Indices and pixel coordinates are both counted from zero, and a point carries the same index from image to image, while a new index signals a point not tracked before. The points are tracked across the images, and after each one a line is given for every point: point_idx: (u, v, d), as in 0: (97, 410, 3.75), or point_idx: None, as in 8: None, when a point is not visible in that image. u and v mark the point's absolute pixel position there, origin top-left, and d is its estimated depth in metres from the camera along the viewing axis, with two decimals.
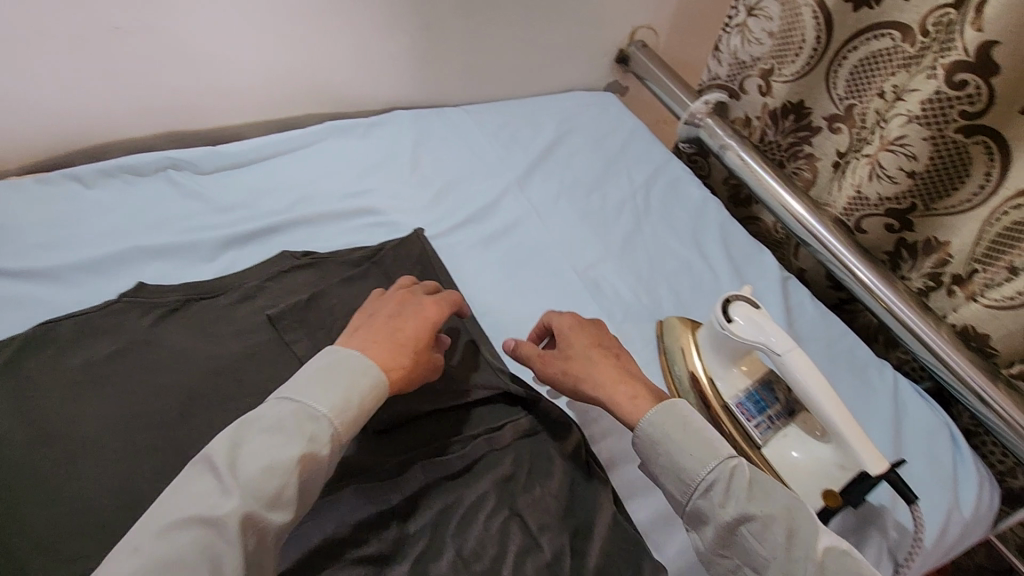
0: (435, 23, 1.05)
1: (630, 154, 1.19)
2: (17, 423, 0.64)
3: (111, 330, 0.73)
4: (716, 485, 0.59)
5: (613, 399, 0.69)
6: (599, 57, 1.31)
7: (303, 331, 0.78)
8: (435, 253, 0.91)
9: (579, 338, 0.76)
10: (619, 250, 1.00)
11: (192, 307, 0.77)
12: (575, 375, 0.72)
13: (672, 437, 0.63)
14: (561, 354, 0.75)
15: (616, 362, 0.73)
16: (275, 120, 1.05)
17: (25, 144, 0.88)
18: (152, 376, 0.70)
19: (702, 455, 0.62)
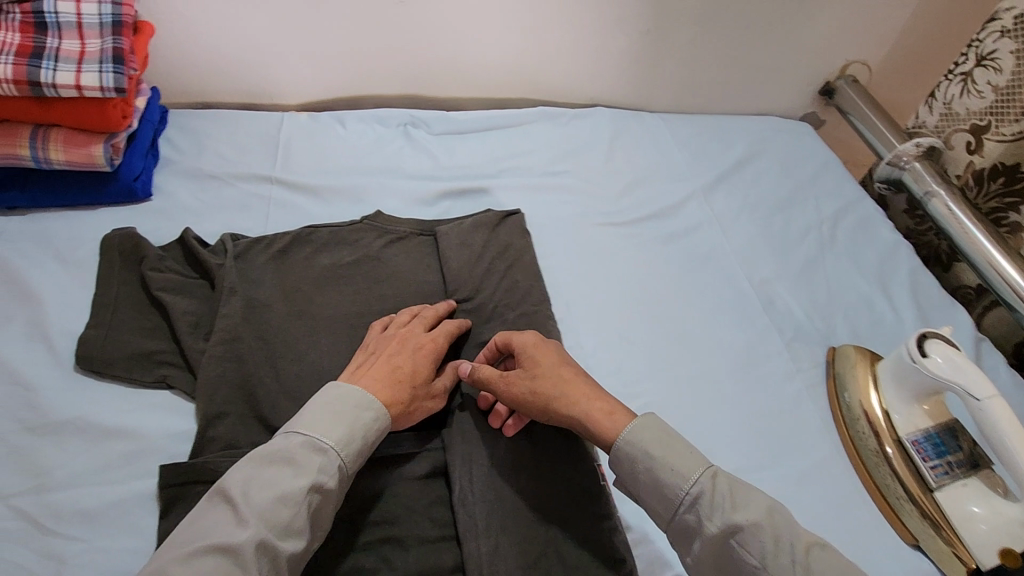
0: (655, 29, 1.12)
1: (820, 185, 1.17)
2: (279, 296, 0.78)
3: (352, 243, 0.87)
4: (698, 497, 0.58)
5: (591, 422, 0.65)
6: (804, 86, 1.30)
7: (501, 269, 0.85)
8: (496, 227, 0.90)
9: (547, 357, 0.70)
10: (798, 273, 0.99)
11: (414, 239, 0.90)
12: (552, 393, 0.67)
13: (654, 456, 0.61)
14: (529, 372, 0.69)
15: (580, 382, 0.68)
16: (494, 100, 1.18)
17: (307, 86, 1.08)
18: (378, 286, 0.83)
19: (686, 463, 0.60)
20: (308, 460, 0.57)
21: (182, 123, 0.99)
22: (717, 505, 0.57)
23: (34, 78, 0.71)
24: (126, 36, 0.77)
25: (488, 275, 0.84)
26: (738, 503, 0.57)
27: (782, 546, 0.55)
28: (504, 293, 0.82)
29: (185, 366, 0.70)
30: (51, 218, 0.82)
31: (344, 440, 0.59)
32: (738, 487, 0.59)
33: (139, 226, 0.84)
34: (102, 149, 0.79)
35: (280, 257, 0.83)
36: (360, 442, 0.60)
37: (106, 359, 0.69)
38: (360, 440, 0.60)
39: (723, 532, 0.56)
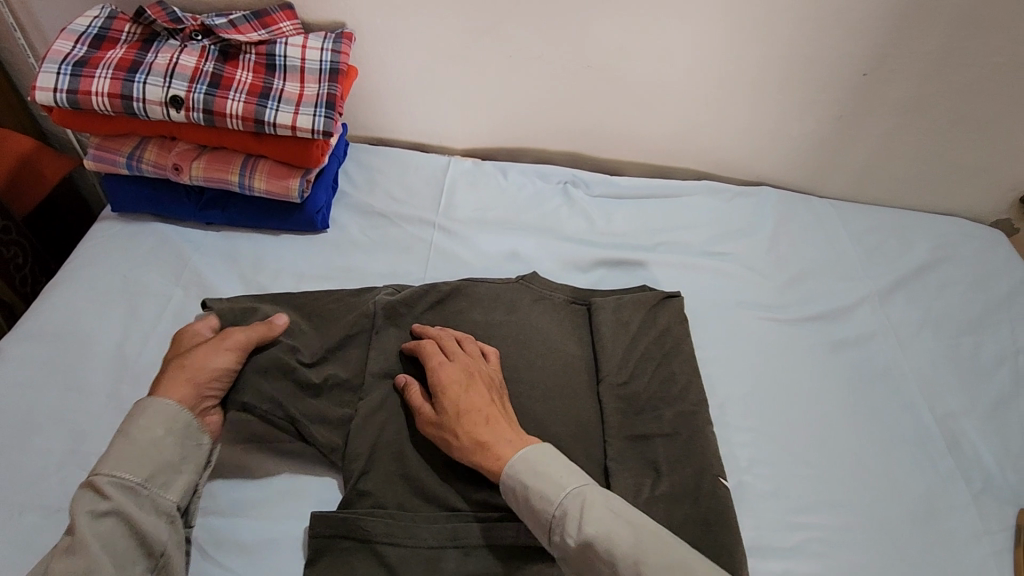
0: (846, 114, 1.04)
1: (1018, 307, 1.03)
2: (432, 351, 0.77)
3: (505, 302, 0.84)
4: (565, 516, 0.59)
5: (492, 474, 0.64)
6: (1006, 190, 1.16)
7: (655, 357, 0.81)
8: (652, 316, 0.85)
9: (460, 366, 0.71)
10: (990, 412, 0.87)
11: (567, 308, 0.86)
12: (473, 446, 0.65)
13: (532, 483, 0.61)
14: (444, 418, 0.67)
15: (490, 428, 0.66)
16: (654, 165, 1.15)
17: (476, 133, 1.10)
18: (528, 352, 0.79)
19: (552, 483, 0.61)
20: (105, 500, 0.58)
21: (359, 157, 1.04)
22: (574, 520, 0.59)
23: (260, 116, 0.77)
24: (340, 83, 0.82)
25: (642, 361, 0.80)
26: (588, 517, 0.59)
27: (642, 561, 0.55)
28: (658, 386, 0.78)
29: (341, 422, 0.71)
30: (240, 238, 0.88)
31: (141, 451, 0.62)
32: (600, 502, 0.60)
33: (314, 256, 0.88)
34: (298, 183, 0.83)
35: (436, 309, 0.83)
36: (144, 457, 0.61)
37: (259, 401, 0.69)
38: (163, 425, 0.64)
39: (580, 549, 0.58)
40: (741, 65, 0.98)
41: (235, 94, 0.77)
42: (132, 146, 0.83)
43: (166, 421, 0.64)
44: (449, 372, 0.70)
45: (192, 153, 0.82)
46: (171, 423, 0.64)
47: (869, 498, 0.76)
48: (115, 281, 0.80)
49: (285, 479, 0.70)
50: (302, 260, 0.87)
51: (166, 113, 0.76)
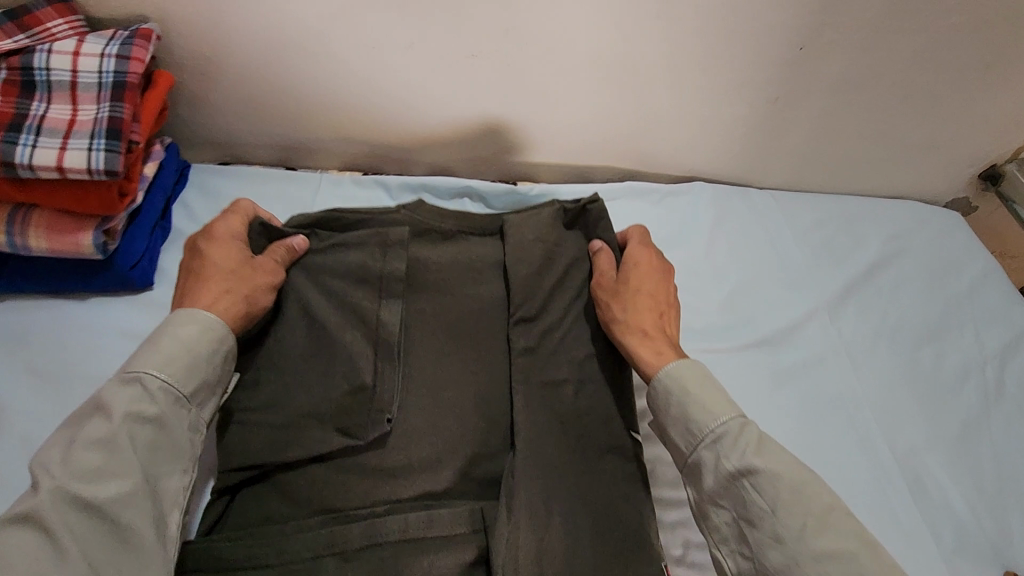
0: (785, 95, 0.89)
1: (981, 303, 0.92)
2: (309, 427, 0.66)
3: (401, 352, 0.70)
4: (722, 436, 0.59)
5: (637, 359, 0.69)
6: (963, 168, 1.04)
7: (579, 429, 0.67)
8: (577, 364, 0.71)
9: (643, 273, 0.76)
10: (957, 441, 0.76)
11: (476, 352, 0.72)
12: (633, 324, 0.70)
13: (691, 389, 0.63)
14: (619, 287, 0.74)
15: (649, 318, 0.72)
16: (572, 165, 0.98)
17: (354, 139, 0.91)
18: (424, 415, 0.67)
19: (705, 403, 0.62)
20: (154, 407, 0.57)
21: (205, 183, 0.84)
22: (738, 445, 0.58)
23: (9, 157, 0.57)
24: (128, 101, 0.62)
25: (564, 435, 0.66)
26: (752, 448, 0.58)
27: (801, 501, 0.55)
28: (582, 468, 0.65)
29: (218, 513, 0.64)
30: (35, 310, 0.68)
31: (168, 357, 0.59)
32: (765, 441, 0.59)
33: (137, 323, 0.69)
34: (93, 237, 0.64)
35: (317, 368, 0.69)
36: (183, 354, 0.60)
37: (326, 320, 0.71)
38: (208, 353, 0.62)
39: (728, 480, 0.57)
40: (662, 43, 0.80)
41: None
42: None
43: (197, 320, 0.63)
44: (645, 262, 0.77)
45: None
46: (206, 326, 0.63)
47: None
48: None
49: None
50: (122, 331, 0.68)
51: None
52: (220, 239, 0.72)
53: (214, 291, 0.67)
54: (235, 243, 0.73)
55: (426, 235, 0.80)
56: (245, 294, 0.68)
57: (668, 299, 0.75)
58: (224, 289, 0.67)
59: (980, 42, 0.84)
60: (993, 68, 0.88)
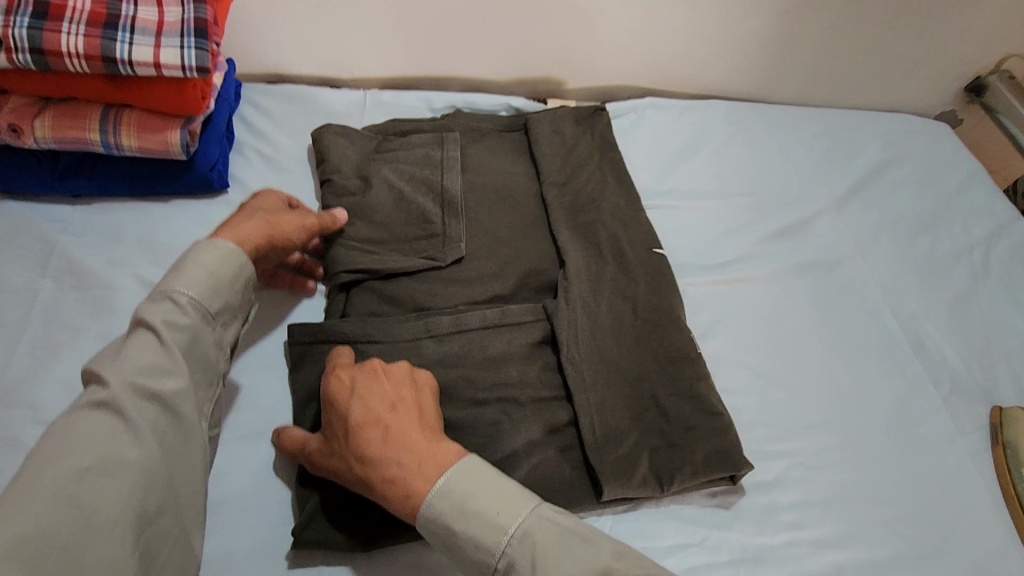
0: (794, 8, 0.97)
1: (968, 200, 1.02)
2: (385, 287, 0.73)
3: (462, 226, 0.79)
4: (508, 569, 0.52)
5: (389, 483, 0.55)
6: (950, 81, 1.13)
7: (618, 295, 0.75)
8: (619, 231, 0.81)
9: (361, 401, 0.58)
10: (949, 311, 0.86)
11: (528, 229, 0.81)
12: (378, 466, 0.55)
13: (463, 519, 0.53)
14: (338, 425, 0.58)
15: (376, 443, 0.56)
16: (596, 85, 1.05)
17: (394, 59, 0.96)
18: (488, 277, 0.75)
19: (483, 527, 0.53)
20: (188, 317, 0.57)
21: (258, 101, 0.88)
22: (527, 572, 0.51)
23: (109, 53, 0.61)
24: (209, 4, 0.66)
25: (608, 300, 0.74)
26: (539, 566, 0.51)
27: None
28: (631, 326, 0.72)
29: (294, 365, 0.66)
30: (120, 210, 0.72)
31: (196, 277, 0.60)
32: (550, 531, 0.53)
33: (216, 223, 0.74)
34: (180, 135, 0.69)
35: (387, 242, 0.76)
36: (208, 274, 0.60)
37: (387, 180, 0.80)
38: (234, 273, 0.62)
39: None
40: None
41: (72, 26, 0.61)
42: None
43: (220, 248, 0.62)
44: (348, 373, 0.61)
45: (33, 108, 0.66)
46: (232, 253, 0.63)
47: (845, 413, 0.73)
48: None
49: (238, 458, 0.63)
50: (202, 229, 0.73)
51: None
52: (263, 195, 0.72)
53: (246, 235, 0.65)
54: (280, 203, 0.71)
55: (468, 132, 0.90)
56: (273, 238, 0.67)
57: (371, 377, 0.61)
58: (257, 224, 0.66)
59: None
60: None
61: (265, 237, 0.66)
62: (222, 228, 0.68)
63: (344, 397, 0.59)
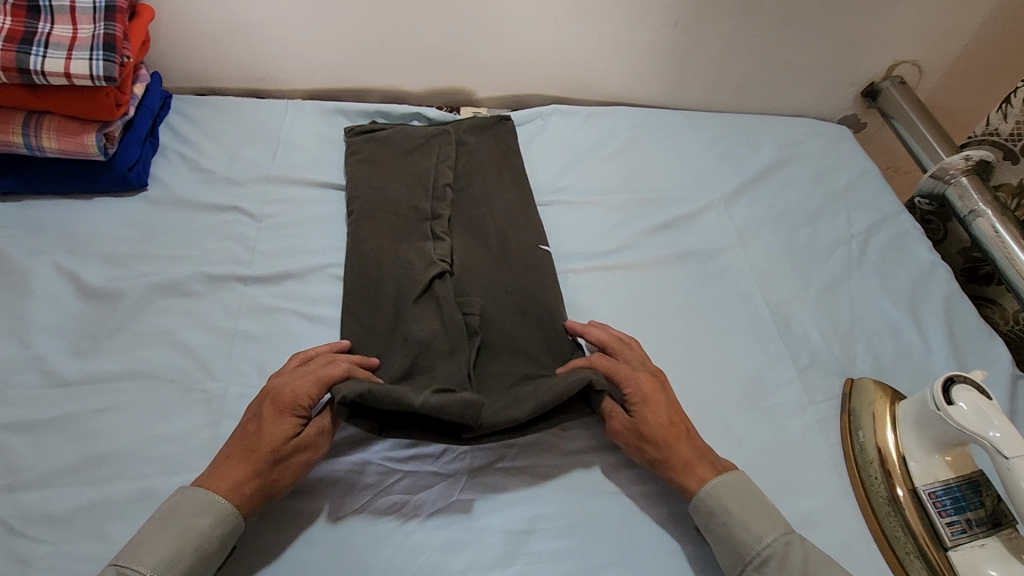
0: (684, 20, 1.05)
1: (854, 195, 1.09)
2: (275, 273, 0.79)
3: (356, 220, 0.85)
4: (769, 559, 0.60)
5: (677, 473, 0.66)
6: (846, 87, 1.21)
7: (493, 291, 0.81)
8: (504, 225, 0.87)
9: (659, 408, 0.68)
10: (820, 295, 0.92)
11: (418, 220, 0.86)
12: (661, 442, 0.66)
13: (737, 510, 0.63)
14: (637, 409, 0.68)
15: (679, 442, 0.67)
16: (508, 92, 1.13)
17: (315, 72, 1.04)
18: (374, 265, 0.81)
19: (759, 527, 0.62)
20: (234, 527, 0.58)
21: (184, 110, 0.96)
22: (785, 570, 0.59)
23: (24, 65, 0.70)
24: (118, 22, 0.75)
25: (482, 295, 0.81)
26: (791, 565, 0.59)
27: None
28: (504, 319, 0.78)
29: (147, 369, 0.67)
30: (44, 206, 0.81)
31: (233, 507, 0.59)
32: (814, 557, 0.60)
33: (131, 216, 0.82)
34: (95, 139, 0.77)
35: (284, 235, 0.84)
36: (185, 546, 0.55)
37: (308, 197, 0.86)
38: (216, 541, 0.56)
39: None
40: None
41: None
42: None
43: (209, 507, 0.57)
44: (646, 380, 0.70)
45: None
46: (220, 517, 0.57)
47: (703, 384, 0.80)
48: None
49: None
50: (117, 221, 0.81)
51: None
52: (275, 417, 0.61)
53: (236, 470, 0.59)
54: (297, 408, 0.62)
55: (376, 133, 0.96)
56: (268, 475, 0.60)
57: (658, 393, 0.70)
58: (241, 476, 0.59)
59: None
60: None
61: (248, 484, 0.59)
62: (231, 451, 0.60)
63: (670, 413, 0.69)
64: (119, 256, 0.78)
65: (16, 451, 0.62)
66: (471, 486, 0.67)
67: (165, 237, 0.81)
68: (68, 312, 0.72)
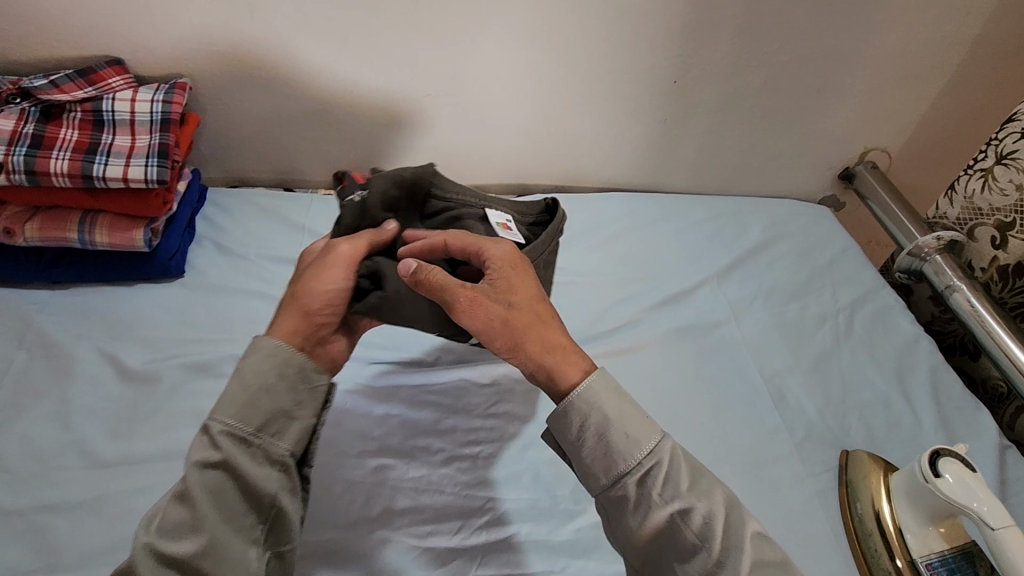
0: (672, 117, 1.15)
1: (839, 271, 1.16)
2: None
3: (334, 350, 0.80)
4: (651, 469, 0.59)
5: (545, 363, 0.63)
6: (824, 171, 1.32)
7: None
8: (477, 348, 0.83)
9: (520, 283, 0.66)
10: (812, 367, 0.98)
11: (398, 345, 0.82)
12: (550, 346, 0.64)
13: (682, 483, 0.59)
14: (501, 296, 0.65)
15: (523, 288, 0.66)
16: (512, 179, 1.22)
17: (336, 165, 1.14)
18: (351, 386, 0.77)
19: (642, 435, 0.61)
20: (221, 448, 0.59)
21: (219, 202, 1.05)
22: (671, 482, 0.59)
23: (87, 171, 0.79)
24: (172, 131, 0.85)
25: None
26: (673, 477, 0.59)
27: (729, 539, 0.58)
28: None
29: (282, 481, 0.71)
30: (91, 294, 0.87)
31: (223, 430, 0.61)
32: (703, 482, 0.61)
33: (169, 302, 0.89)
34: (143, 233, 0.85)
35: None
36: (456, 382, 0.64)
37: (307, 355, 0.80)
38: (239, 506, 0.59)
39: (658, 519, 0.58)
40: (574, 75, 1.06)
41: (60, 152, 0.79)
42: None
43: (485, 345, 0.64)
44: (504, 250, 0.68)
45: (25, 215, 0.83)
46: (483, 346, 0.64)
47: (705, 455, 0.84)
48: None
49: None
50: (157, 306, 0.88)
51: None
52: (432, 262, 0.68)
53: (475, 320, 0.64)
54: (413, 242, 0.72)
55: None
56: (494, 309, 0.64)
57: (519, 265, 0.67)
58: (481, 322, 0.64)
59: (809, 71, 1.13)
60: (822, 92, 1.16)
61: (490, 316, 0.64)
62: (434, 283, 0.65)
63: (528, 289, 0.66)
64: (157, 340, 0.84)
65: (58, 532, 0.66)
66: (486, 562, 0.70)
67: (201, 320, 0.87)
68: (108, 394, 0.77)
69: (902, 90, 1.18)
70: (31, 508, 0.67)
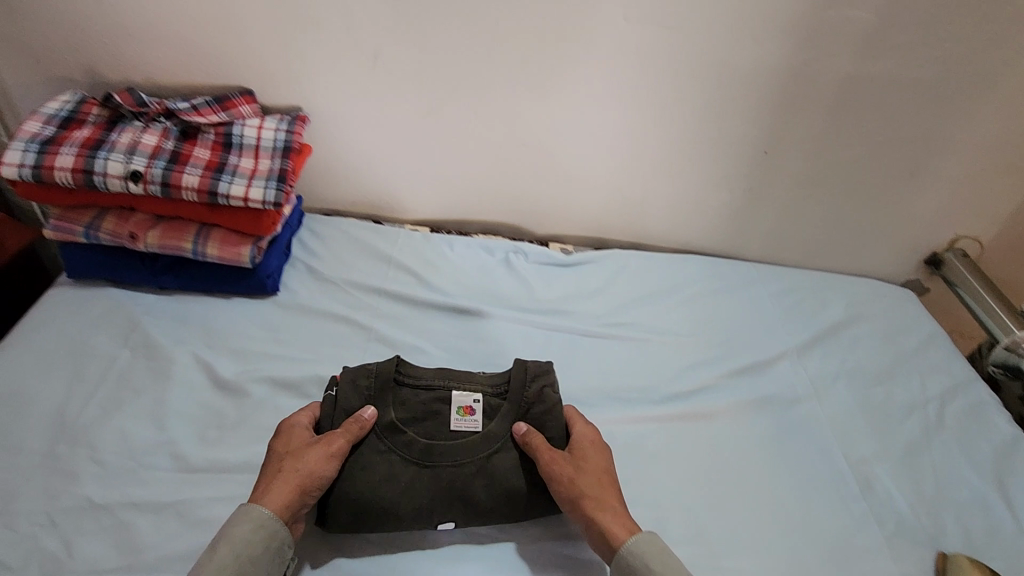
0: (760, 187, 1.15)
1: (927, 358, 1.11)
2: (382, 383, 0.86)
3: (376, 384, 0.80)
4: None
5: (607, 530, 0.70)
6: (910, 254, 1.28)
7: (494, 467, 0.76)
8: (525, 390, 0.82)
9: (594, 456, 0.77)
10: (900, 457, 0.92)
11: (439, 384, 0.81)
12: (607, 515, 0.71)
13: None
14: (575, 461, 0.76)
15: (599, 463, 0.77)
16: (591, 233, 1.23)
17: (425, 203, 1.18)
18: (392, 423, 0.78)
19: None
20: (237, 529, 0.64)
21: (314, 228, 1.10)
22: None
23: (214, 188, 0.84)
24: (291, 159, 0.90)
25: (481, 516, 0.74)
26: None
27: None
28: (505, 458, 0.77)
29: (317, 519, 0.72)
30: (192, 302, 0.92)
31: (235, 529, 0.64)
32: None
33: (262, 318, 0.92)
34: (249, 250, 0.89)
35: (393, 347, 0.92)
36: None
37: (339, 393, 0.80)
38: (263, 547, 0.64)
39: None
40: (668, 138, 1.08)
41: (192, 169, 0.85)
42: (91, 216, 0.88)
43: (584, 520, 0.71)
44: (589, 432, 0.80)
45: (149, 223, 0.88)
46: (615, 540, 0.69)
47: (786, 539, 0.80)
48: (64, 341, 0.83)
49: None
50: (250, 321, 0.91)
51: (126, 187, 0.84)
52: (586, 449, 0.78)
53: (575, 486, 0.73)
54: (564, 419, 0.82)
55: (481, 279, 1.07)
56: (610, 481, 0.76)
57: (602, 452, 0.78)
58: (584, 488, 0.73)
59: (905, 153, 1.11)
60: (917, 175, 1.15)
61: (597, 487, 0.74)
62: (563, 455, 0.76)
63: (599, 465, 0.76)
64: (249, 353, 0.86)
65: (141, 532, 0.66)
66: None
67: (289, 339, 0.90)
68: (199, 400, 0.80)
69: (1003, 180, 1.15)
70: (118, 504, 0.68)
